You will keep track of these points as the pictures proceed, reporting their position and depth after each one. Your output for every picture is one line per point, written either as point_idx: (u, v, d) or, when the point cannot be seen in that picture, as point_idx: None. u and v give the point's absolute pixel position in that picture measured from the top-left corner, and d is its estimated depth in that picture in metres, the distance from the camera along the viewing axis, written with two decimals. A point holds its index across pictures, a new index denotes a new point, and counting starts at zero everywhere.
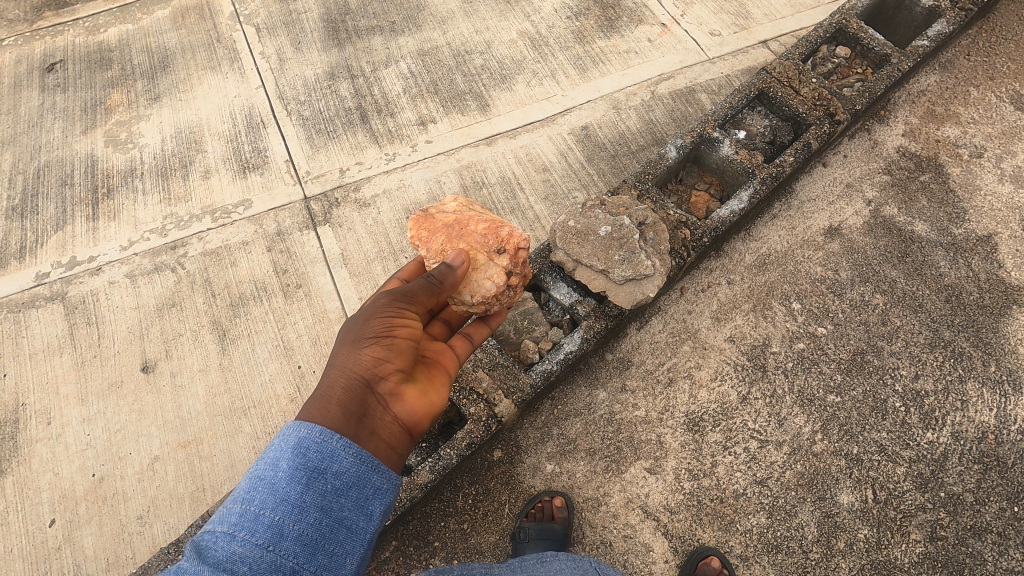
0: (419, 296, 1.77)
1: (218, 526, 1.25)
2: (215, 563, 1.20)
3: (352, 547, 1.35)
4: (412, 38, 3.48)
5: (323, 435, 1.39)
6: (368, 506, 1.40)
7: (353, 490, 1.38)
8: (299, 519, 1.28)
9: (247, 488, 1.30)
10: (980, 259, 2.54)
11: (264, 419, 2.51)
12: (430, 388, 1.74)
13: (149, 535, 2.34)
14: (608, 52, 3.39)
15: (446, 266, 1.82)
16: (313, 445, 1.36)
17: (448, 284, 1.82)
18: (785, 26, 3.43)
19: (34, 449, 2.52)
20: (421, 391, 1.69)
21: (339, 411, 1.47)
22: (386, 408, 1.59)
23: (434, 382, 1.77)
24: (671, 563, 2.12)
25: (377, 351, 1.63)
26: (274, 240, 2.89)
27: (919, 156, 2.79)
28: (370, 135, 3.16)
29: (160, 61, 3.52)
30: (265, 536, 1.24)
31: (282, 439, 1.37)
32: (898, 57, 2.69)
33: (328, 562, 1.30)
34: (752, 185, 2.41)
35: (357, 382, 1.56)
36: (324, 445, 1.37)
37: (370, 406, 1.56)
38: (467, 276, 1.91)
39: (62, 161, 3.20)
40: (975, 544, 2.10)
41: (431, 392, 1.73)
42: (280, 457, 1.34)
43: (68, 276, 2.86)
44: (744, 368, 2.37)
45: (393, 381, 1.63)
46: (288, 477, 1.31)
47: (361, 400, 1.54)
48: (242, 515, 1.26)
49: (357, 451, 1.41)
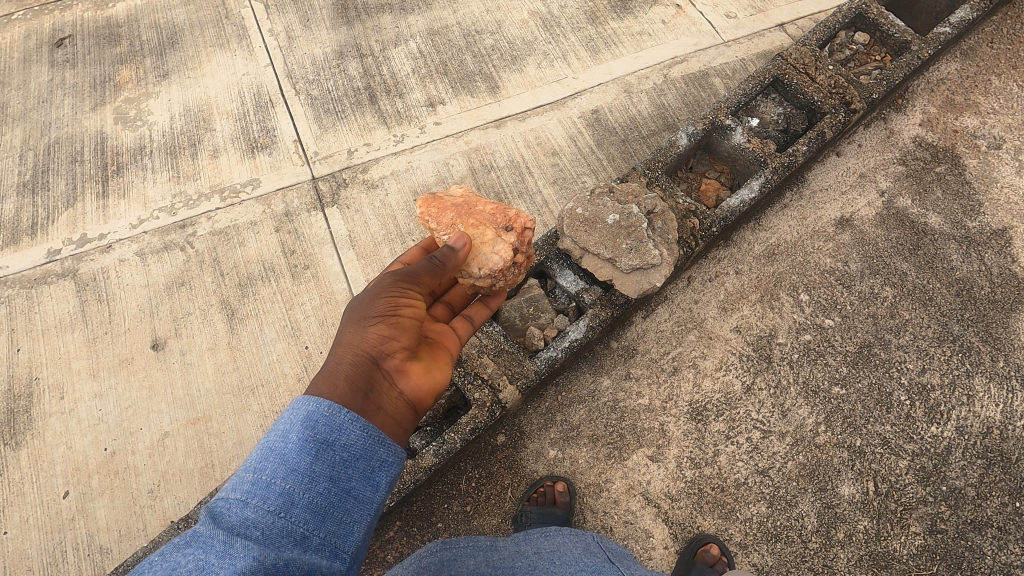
0: (421, 276, 1.78)
1: (231, 493, 1.26)
2: (230, 528, 1.22)
3: (360, 516, 1.36)
4: (422, 17, 3.43)
5: (332, 408, 1.40)
6: (374, 477, 1.41)
7: (360, 461, 1.39)
8: (309, 488, 1.29)
9: (258, 458, 1.31)
10: (994, 252, 2.51)
11: (272, 397, 2.54)
12: (434, 365, 1.76)
13: (160, 509, 2.40)
14: (621, 34, 3.33)
15: (451, 247, 1.83)
16: (322, 418, 1.37)
17: (451, 265, 1.82)
18: (804, 9, 3.36)
19: (47, 423, 2.57)
20: (426, 368, 1.72)
21: (346, 387, 1.51)
22: (392, 384, 1.62)
23: (438, 360, 1.79)
24: (671, 549, 2.14)
25: (382, 330, 1.67)
26: (282, 220, 2.89)
27: (935, 147, 2.74)
28: (379, 116, 3.14)
29: (169, 38, 3.49)
30: (277, 503, 1.25)
31: (292, 411, 1.39)
32: (918, 45, 2.63)
33: (336, 529, 1.32)
34: (764, 174, 2.37)
35: (363, 359, 1.60)
36: (332, 419, 1.38)
37: (376, 382, 1.59)
38: (470, 256, 1.90)
39: (73, 138, 3.20)
40: (975, 538, 2.11)
41: (435, 369, 1.75)
42: (289, 430, 1.35)
43: (79, 253, 2.88)
44: (750, 358, 2.37)
45: (399, 359, 1.66)
46: (298, 449, 1.32)
47: (367, 375, 1.58)
48: (254, 483, 1.26)
49: (364, 425, 1.42)
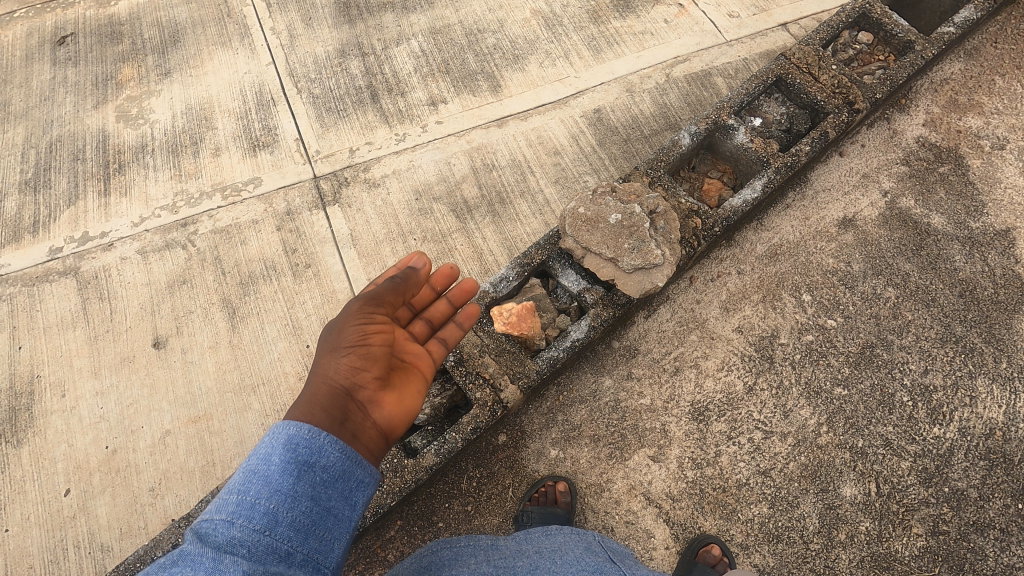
0: (385, 298, 1.80)
1: (215, 514, 1.23)
2: (215, 548, 1.19)
3: (340, 534, 1.35)
4: (424, 15, 3.43)
5: (311, 432, 1.40)
6: (352, 497, 1.41)
7: (339, 482, 1.39)
8: (292, 507, 1.29)
9: (240, 480, 1.29)
10: (997, 253, 2.50)
11: (273, 396, 2.54)
12: (407, 393, 1.75)
13: (160, 507, 2.40)
14: (623, 33, 3.32)
15: (410, 269, 1.87)
16: (302, 441, 1.37)
17: (412, 285, 1.87)
18: (807, 8, 3.35)
19: (49, 421, 2.57)
20: (398, 396, 1.71)
21: (322, 415, 1.52)
22: (365, 414, 1.62)
23: (411, 385, 1.78)
24: (672, 550, 2.14)
25: (354, 361, 1.66)
26: (283, 219, 2.89)
27: (939, 147, 2.73)
28: (380, 115, 3.13)
29: (171, 36, 3.49)
30: (262, 522, 1.23)
31: (271, 437, 1.38)
32: (922, 45, 2.62)
33: (319, 547, 1.30)
34: (767, 174, 2.37)
35: (336, 390, 1.60)
36: (312, 441, 1.38)
37: (351, 412, 1.60)
38: (430, 274, 1.97)
39: (75, 136, 3.20)
40: (977, 540, 2.10)
41: (408, 396, 1.74)
42: (270, 453, 1.34)
43: (81, 251, 2.88)
44: (752, 358, 2.36)
45: (371, 389, 1.66)
46: (281, 470, 1.32)
47: (341, 406, 1.58)
48: (239, 504, 1.24)
49: (343, 446, 1.42)
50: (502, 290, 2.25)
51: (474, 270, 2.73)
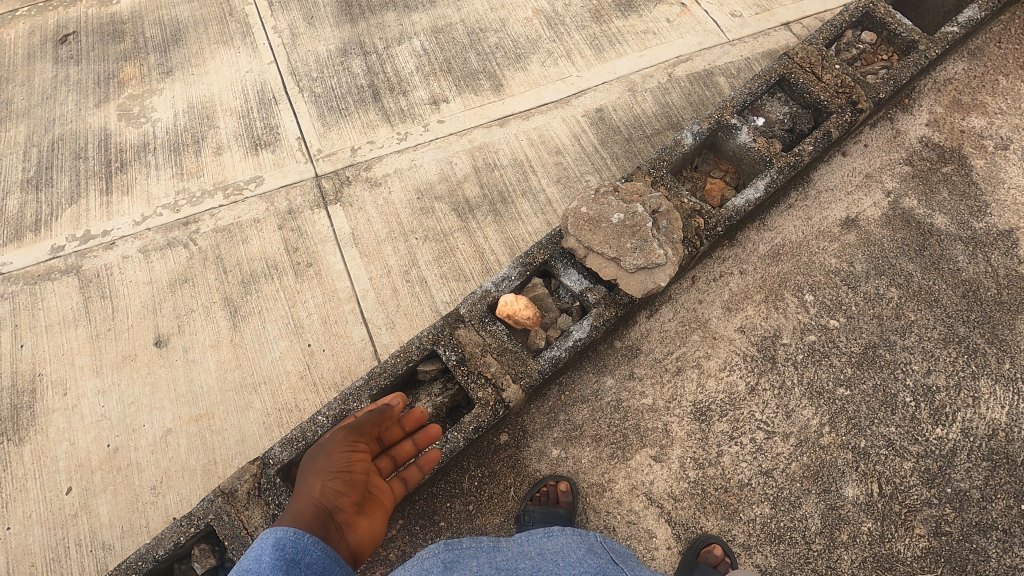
0: (367, 428, 1.81)
1: None
2: None
3: None
4: (426, 14, 3.42)
5: (297, 533, 1.42)
6: None
7: None
8: None
9: None
10: (1000, 254, 2.50)
11: (274, 395, 2.54)
12: (380, 521, 1.72)
13: (162, 506, 2.40)
14: (625, 32, 3.32)
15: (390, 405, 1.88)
16: (289, 542, 1.39)
17: (392, 418, 1.88)
18: (809, 8, 3.34)
19: (50, 419, 2.57)
20: (371, 522, 1.69)
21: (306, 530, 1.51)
22: (342, 535, 1.59)
23: (381, 516, 1.74)
24: (674, 550, 2.13)
25: (336, 484, 1.66)
26: (285, 218, 2.89)
27: (942, 147, 2.72)
28: (382, 114, 3.13)
29: (173, 34, 3.49)
30: None
31: (258, 545, 1.37)
32: (926, 44, 2.61)
33: None
34: (770, 174, 2.36)
35: (317, 510, 1.59)
36: (298, 541, 1.40)
37: (329, 533, 1.57)
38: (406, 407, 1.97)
39: (77, 135, 3.20)
40: (979, 541, 2.10)
41: (380, 525, 1.71)
42: (260, 553, 1.34)
43: (83, 250, 2.88)
44: (754, 358, 2.36)
45: (348, 513, 1.64)
46: (272, 566, 1.30)
47: (321, 525, 1.56)
48: None
49: (324, 546, 1.43)
50: (504, 289, 2.24)
51: (476, 269, 2.73)
